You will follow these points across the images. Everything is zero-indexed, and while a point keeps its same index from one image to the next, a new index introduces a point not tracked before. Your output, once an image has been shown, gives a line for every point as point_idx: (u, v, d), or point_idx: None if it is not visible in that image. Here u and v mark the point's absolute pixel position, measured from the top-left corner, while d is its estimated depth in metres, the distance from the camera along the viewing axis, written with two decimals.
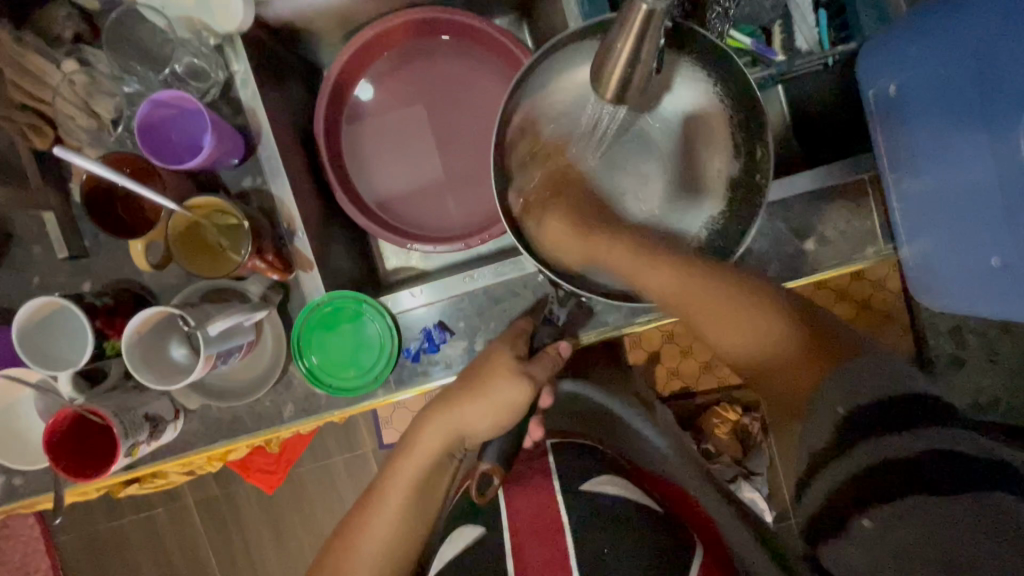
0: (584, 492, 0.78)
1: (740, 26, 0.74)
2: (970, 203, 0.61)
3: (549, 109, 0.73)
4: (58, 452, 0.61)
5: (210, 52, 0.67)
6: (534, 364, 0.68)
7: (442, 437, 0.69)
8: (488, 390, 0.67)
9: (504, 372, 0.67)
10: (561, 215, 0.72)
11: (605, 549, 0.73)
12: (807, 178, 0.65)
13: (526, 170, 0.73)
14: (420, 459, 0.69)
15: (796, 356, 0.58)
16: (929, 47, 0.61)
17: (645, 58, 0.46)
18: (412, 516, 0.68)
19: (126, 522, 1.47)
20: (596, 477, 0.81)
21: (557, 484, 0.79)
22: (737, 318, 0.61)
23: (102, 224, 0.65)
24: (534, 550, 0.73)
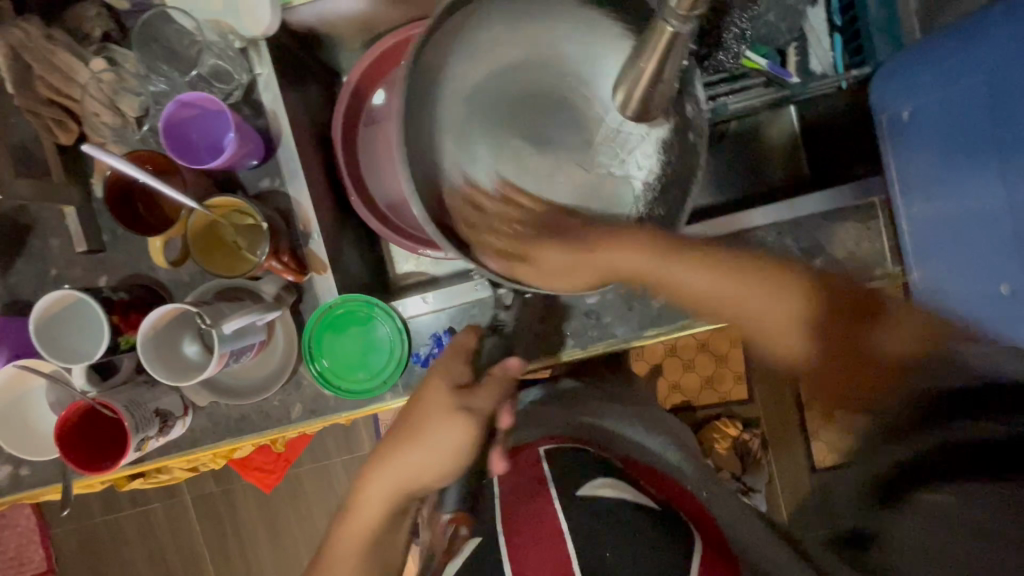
0: (585, 496, 0.70)
1: (756, 47, 0.75)
2: (981, 229, 0.59)
3: (488, 60, 0.66)
4: (69, 444, 0.61)
5: (235, 55, 0.68)
6: (476, 395, 0.63)
7: (388, 488, 0.65)
8: (422, 437, 0.63)
9: (442, 410, 0.63)
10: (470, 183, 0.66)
11: (606, 551, 0.66)
12: (810, 202, 0.67)
13: (471, 136, 0.66)
14: (363, 522, 0.65)
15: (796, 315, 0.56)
16: (940, 76, 0.61)
17: (668, 77, 0.46)
18: (372, 563, 0.64)
19: (122, 516, 1.47)
20: (594, 479, 0.73)
21: (555, 486, 0.72)
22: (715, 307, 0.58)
23: (123, 220, 0.66)
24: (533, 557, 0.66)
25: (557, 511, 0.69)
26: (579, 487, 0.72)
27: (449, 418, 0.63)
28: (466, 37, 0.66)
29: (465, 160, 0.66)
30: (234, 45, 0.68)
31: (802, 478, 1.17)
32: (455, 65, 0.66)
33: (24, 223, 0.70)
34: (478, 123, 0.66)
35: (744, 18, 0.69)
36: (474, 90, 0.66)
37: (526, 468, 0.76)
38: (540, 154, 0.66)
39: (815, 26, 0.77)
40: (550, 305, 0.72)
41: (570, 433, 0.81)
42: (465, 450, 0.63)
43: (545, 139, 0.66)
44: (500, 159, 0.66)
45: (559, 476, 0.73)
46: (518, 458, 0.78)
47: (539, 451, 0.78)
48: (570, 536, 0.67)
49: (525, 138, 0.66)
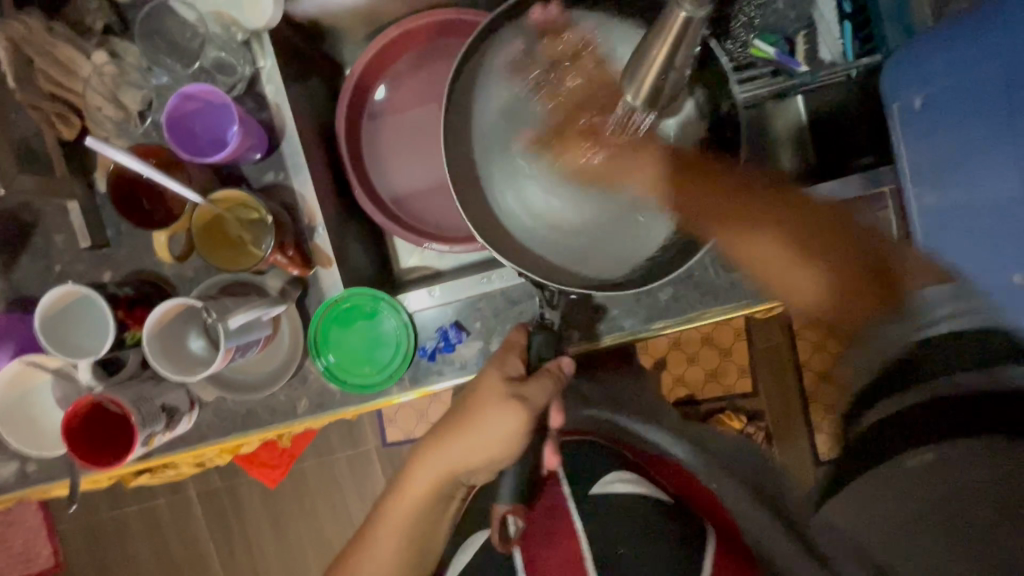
0: (595, 494, 0.82)
1: (764, 36, 0.75)
2: (1000, 219, 0.57)
3: (534, 67, 0.65)
4: (75, 439, 0.61)
5: (238, 46, 0.67)
6: (528, 388, 0.63)
7: (434, 476, 0.67)
8: (480, 423, 0.63)
9: (493, 399, 0.63)
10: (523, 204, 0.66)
11: (622, 551, 0.78)
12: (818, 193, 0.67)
13: (521, 147, 0.65)
14: (410, 506, 0.69)
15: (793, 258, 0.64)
16: (953, 62, 0.60)
17: (680, 65, 0.45)
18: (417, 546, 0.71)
19: (128, 512, 1.47)
20: (610, 475, 0.84)
21: (570, 484, 0.83)
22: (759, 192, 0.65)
23: (128, 214, 0.65)
24: (546, 548, 0.78)
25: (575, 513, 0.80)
26: (596, 484, 0.83)
27: (500, 406, 0.63)
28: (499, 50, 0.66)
29: (509, 177, 0.66)
30: (237, 37, 0.67)
31: (807, 472, 1.16)
32: (490, 75, 0.66)
33: (28, 219, 0.70)
34: (515, 135, 0.65)
35: (752, 6, 0.72)
36: (514, 102, 0.65)
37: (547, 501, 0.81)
38: (579, 161, 0.64)
39: (823, 13, 0.75)
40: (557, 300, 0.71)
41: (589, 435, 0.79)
42: (505, 437, 0.64)
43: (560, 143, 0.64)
44: (541, 175, 0.65)
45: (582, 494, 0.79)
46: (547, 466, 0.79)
47: (557, 456, 0.73)
48: (583, 538, 0.78)
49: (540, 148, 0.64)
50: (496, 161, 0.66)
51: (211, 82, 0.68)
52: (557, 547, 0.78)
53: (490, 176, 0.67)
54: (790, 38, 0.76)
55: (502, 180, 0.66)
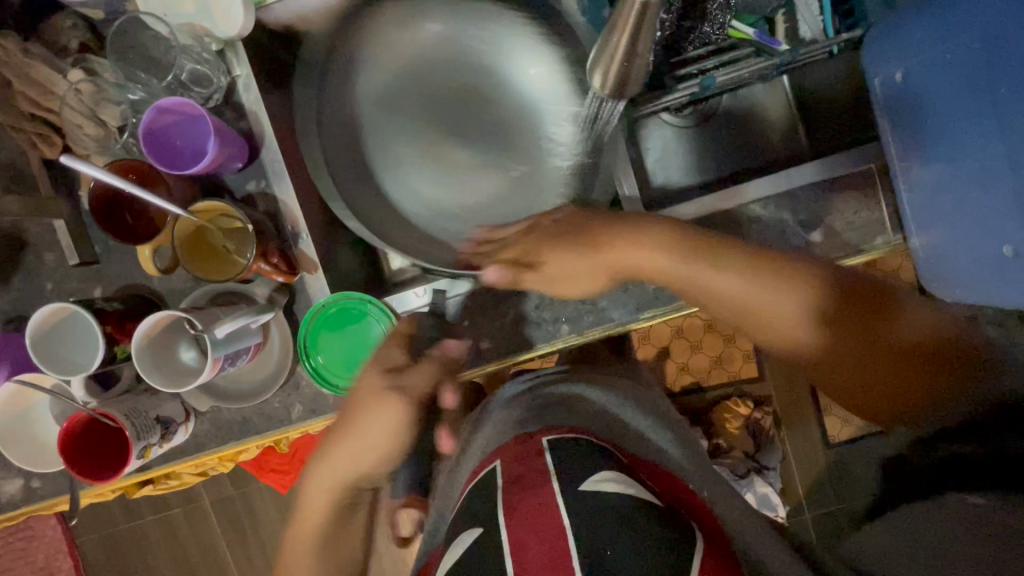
0: (587, 490, 0.62)
1: (742, 17, 0.73)
2: (983, 189, 0.58)
3: (389, 57, 0.75)
4: (73, 454, 0.62)
5: (212, 57, 0.67)
6: (407, 374, 0.68)
7: (333, 480, 0.71)
8: (365, 418, 0.67)
9: (372, 398, 0.67)
10: (407, 190, 0.77)
11: (608, 551, 0.56)
12: (810, 170, 0.65)
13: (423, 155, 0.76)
14: (322, 493, 0.72)
15: (842, 346, 0.59)
16: (933, 35, 0.59)
17: (643, 50, 0.44)
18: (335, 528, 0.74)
19: (144, 522, 1.50)
20: (595, 474, 0.64)
21: (556, 481, 0.64)
22: (786, 317, 0.60)
23: (111, 230, 0.66)
24: (530, 550, 0.58)
25: (560, 512, 0.61)
26: (582, 483, 0.63)
27: (379, 401, 0.67)
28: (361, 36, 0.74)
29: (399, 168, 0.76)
30: (211, 47, 0.68)
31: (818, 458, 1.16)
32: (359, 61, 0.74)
33: (17, 239, 0.70)
34: (401, 121, 0.76)
35: None
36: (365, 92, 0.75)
37: (523, 459, 0.69)
38: (455, 146, 0.76)
39: None
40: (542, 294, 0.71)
41: (576, 425, 0.73)
42: (390, 425, 0.68)
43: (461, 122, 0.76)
44: (427, 163, 0.77)
45: (562, 467, 0.66)
46: (521, 445, 0.72)
47: (543, 441, 0.70)
48: (572, 538, 0.58)
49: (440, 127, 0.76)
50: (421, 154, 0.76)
51: (188, 94, 0.68)
52: (532, 502, 0.63)
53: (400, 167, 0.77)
54: (769, 18, 0.74)
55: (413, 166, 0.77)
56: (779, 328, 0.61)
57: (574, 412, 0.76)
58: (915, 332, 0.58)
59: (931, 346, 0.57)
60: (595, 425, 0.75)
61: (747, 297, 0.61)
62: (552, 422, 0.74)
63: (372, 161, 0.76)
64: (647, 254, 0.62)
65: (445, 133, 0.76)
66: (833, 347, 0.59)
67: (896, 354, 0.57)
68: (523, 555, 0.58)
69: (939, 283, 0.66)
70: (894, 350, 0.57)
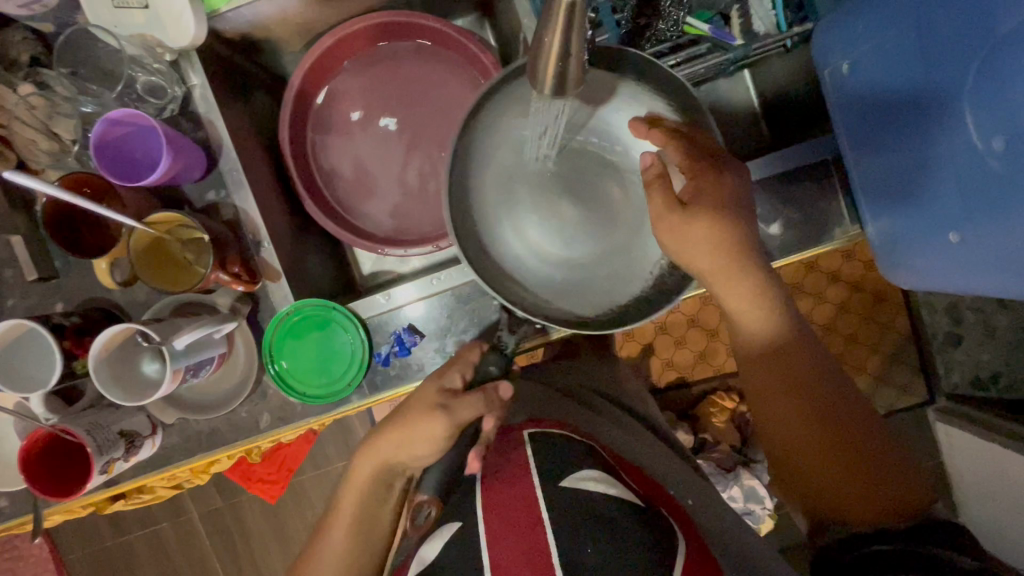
0: (567, 488, 0.61)
1: (697, 14, 0.73)
2: (925, 177, 0.58)
3: (521, 133, 0.69)
4: (34, 471, 0.62)
5: (166, 68, 0.67)
6: (455, 402, 0.65)
7: (371, 465, 0.68)
8: (410, 423, 0.66)
9: (423, 409, 0.66)
10: (532, 254, 0.70)
11: (588, 549, 0.55)
12: (768, 163, 0.67)
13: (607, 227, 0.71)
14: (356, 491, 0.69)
15: (810, 424, 0.61)
16: (872, 25, 0.59)
17: (577, 50, 0.42)
18: (359, 535, 0.68)
19: (133, 538, 1.48)
20: (576, 472, 0.63)
21: (537, 476, 0.62)
22: (767, 357, 0.63)
23: (66, 244, 0.65)
24: (506, 545, 0.56)
25: (540, 505, 0.59)
26: (565, 478, 0.62)
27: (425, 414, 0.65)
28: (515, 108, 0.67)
29: (517, 237, 0.70)
30: (164, 58, 0.67)
31: None
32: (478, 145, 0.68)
33: None
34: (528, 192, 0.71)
35: None
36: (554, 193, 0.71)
37: (503, 454, 0.68)
38: (569, 208, 0.71)
39: None
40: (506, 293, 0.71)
41: (561, 420, 0.73)
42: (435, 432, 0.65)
43: (580, 195, 0.71)
44: (554, 232, 0.70)
45: (539, 462, 0.64)
46: (502, 441, 0.71)
47: (524, 434, 0.70)
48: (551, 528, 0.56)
49: (569, 194, 0.71)
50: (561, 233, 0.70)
51: (144, 106, 0.68)
52: (509, 493, 0.61)
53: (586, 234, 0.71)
54: (725, 13, 0.74)
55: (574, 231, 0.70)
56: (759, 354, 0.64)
57: (562, 407, 0.76)
58: (874, 438, 0.60)
59: (872, 450, 0.60)
60: (577, 418, 0.75)
61: (743, 314, 0.63)
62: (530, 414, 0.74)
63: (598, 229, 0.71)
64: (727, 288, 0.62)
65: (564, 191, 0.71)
66: (789, 416, 0.62)
67: (844, 461, 0.60)
68: (499, 547, 0.56)
69: (894, 271, 0.67)
70: (841, 439, 0.60)
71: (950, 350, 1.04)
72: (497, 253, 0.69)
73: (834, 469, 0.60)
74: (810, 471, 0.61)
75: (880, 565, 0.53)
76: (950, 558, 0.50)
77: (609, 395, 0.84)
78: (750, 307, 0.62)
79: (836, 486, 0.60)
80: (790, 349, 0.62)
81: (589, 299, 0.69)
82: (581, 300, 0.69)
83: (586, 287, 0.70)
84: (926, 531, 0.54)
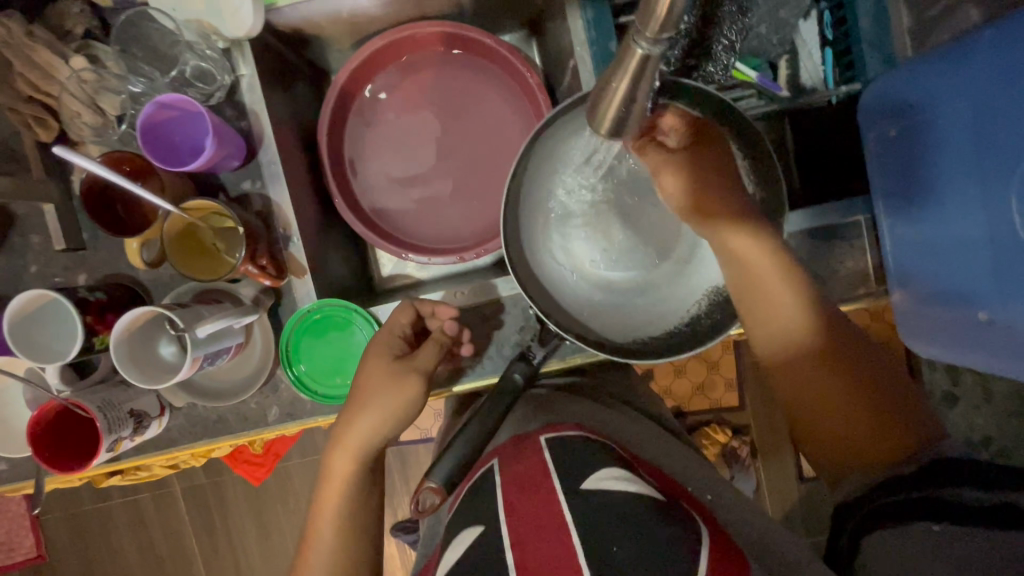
0: (587, 489, 0.61)
1: (746, 59, 0.74)
2: (957, 255, 0.59)
3: (572, 162, 0.68)
4: (42, 443, 0.62)
5: (218, 55, 0.67)
6: (416, 353, 0.68)
7: (350, 455, 0.67)
8: (373, 398, 0.66)
9: (385, 380, 0.66)
10: (579, 271, 0.70)
11: (614, 548, 0.55)
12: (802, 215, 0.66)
13: (652, 255, 0.70)
14: (339, 483, 0.67)
15: (835, 385, 0.59)
16: (925, 99, 0.60)
17: (644, 97, 0.42)
18: (355, 515, 0.67)
19: (112, 505, 1.48)
20: (599, 472, 0.64)
21: (558, 481, 0.63)
22: (789, 321, 0.60)
23: (100, 220, 0.66)
24: (532, 547, 0.57)
25: (563, 508, 0.60)
26: (584, 482, 0.63)
27: (394, 385, 0.66)
28: (558, 138, 0.66)
29: (562, 256, 0.70)
30: (218, 45, 0.67)
31: (788, 491, 1.25)
32: (535, 172, 0.68)
33: (4, 217, 0.70)
34: (581, 216, 0.70)
35: (734, 30, 0.71)
36: (601, 217, 0.70)
37: (521, 459, 0.68)
38: (620, 228, 0.70)
39: (806, 40, 0.77)
40: (515, 319, 0.72)
41: (573, 422, 0.73)
42: (393, 388, 0.66)
43: (632, 215, 0.70)
44: (601, 252, 0.70)
45: (560, 467, 0.65)
46: (517, 444, 0.71)
47: (540, 438, 0.70)
48: (576, 530, 0.57)
49: (618, 215, 0.69)
50: (607, 255, 0.70)
51: (191, 90, 0.68)
52: (529, 498, 0.62)
53: (637, 260, 0.70)
54: (774, 62, 0.78)
55: (620, 257, 0.70)
56: (773, 318, 0.60)
57: (575, 410, 0.75)
58: (889, 385, 0.59)
59: (892, 401, 0.58)
60: (589, 420, 0.75)
61: (759, 274, 0.60)
62: (545, 419, 0.73)
63: (642, 258, 0.70)
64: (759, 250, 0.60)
65: (612, 213, 0.69)
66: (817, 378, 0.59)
67: (875, 421, 0.57)
68: (524, 549, 0.57)
69: (912, 339, 0.66)
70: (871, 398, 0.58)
71: (945, 409, 1.04)
72: (539, 270, 0.68)
73: (863, 425, 0.58)
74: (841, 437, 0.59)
75: (906, 514, 0.52)
76: (968, 495, 0.51)
77: (627, 401, 0.83)
78: (780, 270, 0.59)
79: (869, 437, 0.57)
80: (806, 312, 0.60)
81: (624, 326, 0.68)
82: (625, 328, 0.68)
83: (616, 311, 0.69)
84: (951, 473, 0.53)
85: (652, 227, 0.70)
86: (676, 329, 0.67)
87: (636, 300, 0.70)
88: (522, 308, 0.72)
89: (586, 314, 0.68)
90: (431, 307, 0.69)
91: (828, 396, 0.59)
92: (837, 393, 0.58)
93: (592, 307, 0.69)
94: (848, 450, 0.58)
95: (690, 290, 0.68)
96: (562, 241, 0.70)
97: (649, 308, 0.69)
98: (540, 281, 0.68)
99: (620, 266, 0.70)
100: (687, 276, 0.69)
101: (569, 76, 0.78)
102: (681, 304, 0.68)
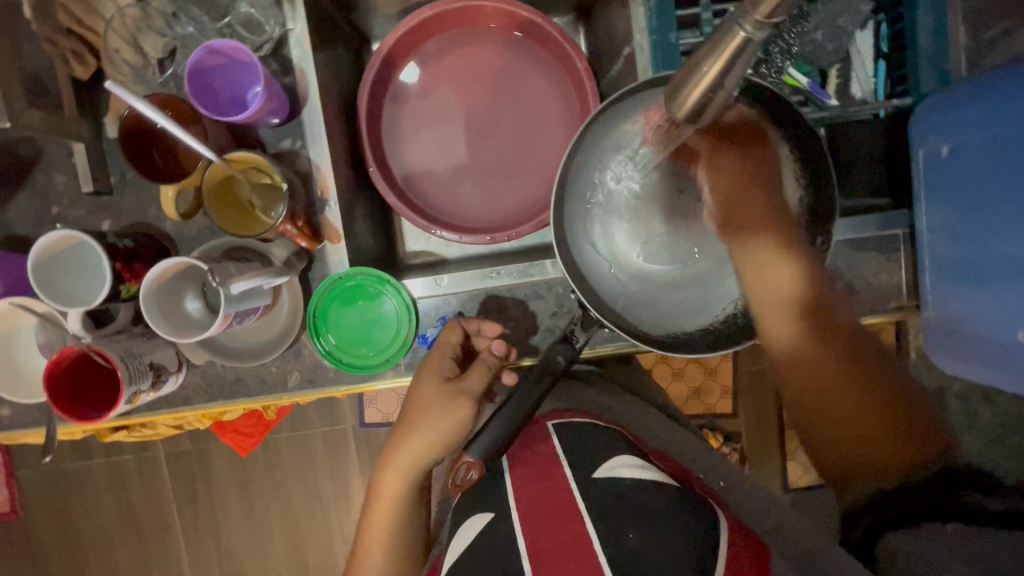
0: (602, 478, 0.61)
1: (799, 65, 0.76)
2: (1005, 273, 0.59)
3: (623, 149, 0.67)
4: (59, 389, 0.59)
5: (270, 5, 0.65)
6: (465, 381, 0.68)
7: (400, 474, 0.68)
8: (425, 415, 0.67)
9: (438, 398, 0.68)
10: (618, 262, 0.69)
11: (631, 532, 0.55)
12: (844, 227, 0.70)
13: (693, 252, 0.69)
14: (387, 502, 0.69)
15: (843, 390, 0.65)
16: (984, 115, 0.59)
17: (730, 85, 0.42)
18: (402, 513, 0.69)
19: (92, 464, 1.44)
20: (612, 459, 0.64)
21: (570, 469, 0.63)
22: (806, 344, 0.66)
23: (134, 159, 0.64)
24: (544, 531, 0.57)
25: (575, 495, 0.60)
26: (593, 471, 0.63)
27: (444, 404, 0.68)
28: (609, 126, 0.66)
29: (603, 244, 0.69)
30: None
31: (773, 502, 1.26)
32: (585, 157, 0.67)
33: (28, 153, 0.67)
34: (626, 205, 0.69)
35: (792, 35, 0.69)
36: (643, 208, 0.68)
37: (529, 446, 0.68)
38: (664, 221, 0.68)
39: (860, 50, 0.76)
40: (533, 309, 0.72)
41: (586, 410, 0.73)
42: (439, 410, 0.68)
43: (678, 212, 0.68)
44: (641, 244, 0.69)
45: (576, 458, 0.65)
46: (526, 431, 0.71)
47: (548, 425, 0.71)
48: (590, 517, 0.57)
49: (663, 209, 0.68)
50: (649, 247, 0.69)
51: (239, 40, 0.67)
52: (546, 487, 0.62)
53: (677, 253, 0.69)
54: (824, 70, 0.77)
55: (661, 249, 0.69)
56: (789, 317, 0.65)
57: (583, 394, 0.75)
58: (886, 393, 0.65)
59: (890, 406, 0.65)
60: (605, 408, 0.74)
61: (776, 280, 0.65)
62: (552, 403, 0.74)
63: (682, 254, 0.69)
64: (770, 270, 0.65)
65: (659, 207, 0.68)
66: (843, 413, 0.65)
67: (874, 423, 0.64)
68: (536, 533, 0.57)
69: (942, 353, 0.67)
70: (872, 402, 0.65)
71: None
72: (580, 257, 0.68)
73: (861, 428, 0.65)
74: (845, 439, 0.65)
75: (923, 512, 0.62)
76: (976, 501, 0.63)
77: (635, 391, 0.83)
78: (793, 286, 0.65)
79: (868, 441, 0.64)
80: (815, 316, 0.65)
81: (658, 319, 0.68)
82: (659, 319, 0.68)
83: (650, 304, 0.69)
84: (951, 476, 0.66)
85: (697, 224, 0.68)
86: (710, 326, 0.68)
87: (668, 295, 0.69)
88: (564, 291, 0.71)
89: (622, 305, 0.68)
90: (478, 325, 0.68)
91: (829, 399, 0.65)
92: (840, 397, 0.65)
93: (629, 298, 0.69)
94: (841, 452, 0.66)
95: (727, 290, 0.68)
96: (603, 229, 0.69)
97: (687, 305, 0.68)
98: (579, 267, 0.67)
99: (657, 260, 0.69)
100: (722, 278, 0.68)
101: (620, 65, 0.77)
102: (716, 301, 0.68)
